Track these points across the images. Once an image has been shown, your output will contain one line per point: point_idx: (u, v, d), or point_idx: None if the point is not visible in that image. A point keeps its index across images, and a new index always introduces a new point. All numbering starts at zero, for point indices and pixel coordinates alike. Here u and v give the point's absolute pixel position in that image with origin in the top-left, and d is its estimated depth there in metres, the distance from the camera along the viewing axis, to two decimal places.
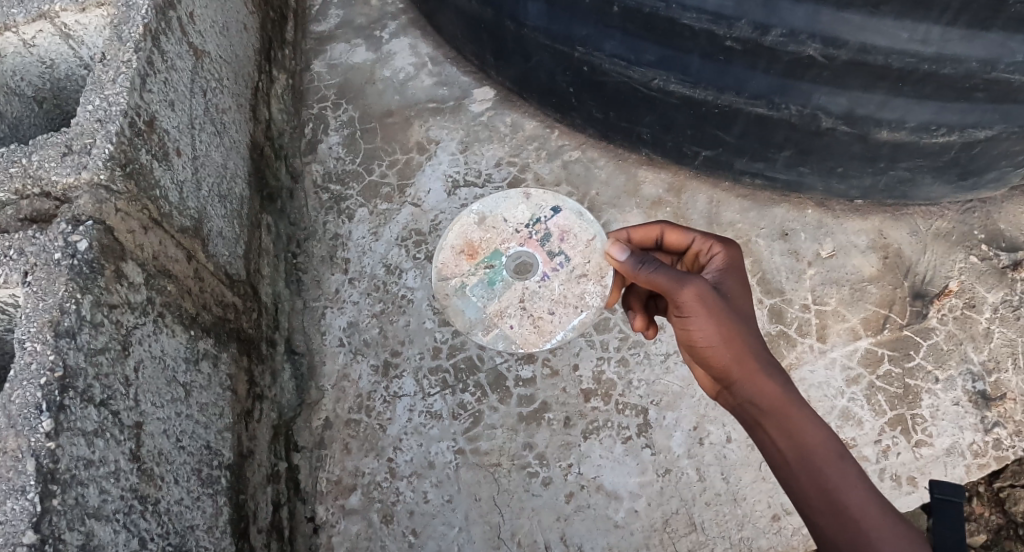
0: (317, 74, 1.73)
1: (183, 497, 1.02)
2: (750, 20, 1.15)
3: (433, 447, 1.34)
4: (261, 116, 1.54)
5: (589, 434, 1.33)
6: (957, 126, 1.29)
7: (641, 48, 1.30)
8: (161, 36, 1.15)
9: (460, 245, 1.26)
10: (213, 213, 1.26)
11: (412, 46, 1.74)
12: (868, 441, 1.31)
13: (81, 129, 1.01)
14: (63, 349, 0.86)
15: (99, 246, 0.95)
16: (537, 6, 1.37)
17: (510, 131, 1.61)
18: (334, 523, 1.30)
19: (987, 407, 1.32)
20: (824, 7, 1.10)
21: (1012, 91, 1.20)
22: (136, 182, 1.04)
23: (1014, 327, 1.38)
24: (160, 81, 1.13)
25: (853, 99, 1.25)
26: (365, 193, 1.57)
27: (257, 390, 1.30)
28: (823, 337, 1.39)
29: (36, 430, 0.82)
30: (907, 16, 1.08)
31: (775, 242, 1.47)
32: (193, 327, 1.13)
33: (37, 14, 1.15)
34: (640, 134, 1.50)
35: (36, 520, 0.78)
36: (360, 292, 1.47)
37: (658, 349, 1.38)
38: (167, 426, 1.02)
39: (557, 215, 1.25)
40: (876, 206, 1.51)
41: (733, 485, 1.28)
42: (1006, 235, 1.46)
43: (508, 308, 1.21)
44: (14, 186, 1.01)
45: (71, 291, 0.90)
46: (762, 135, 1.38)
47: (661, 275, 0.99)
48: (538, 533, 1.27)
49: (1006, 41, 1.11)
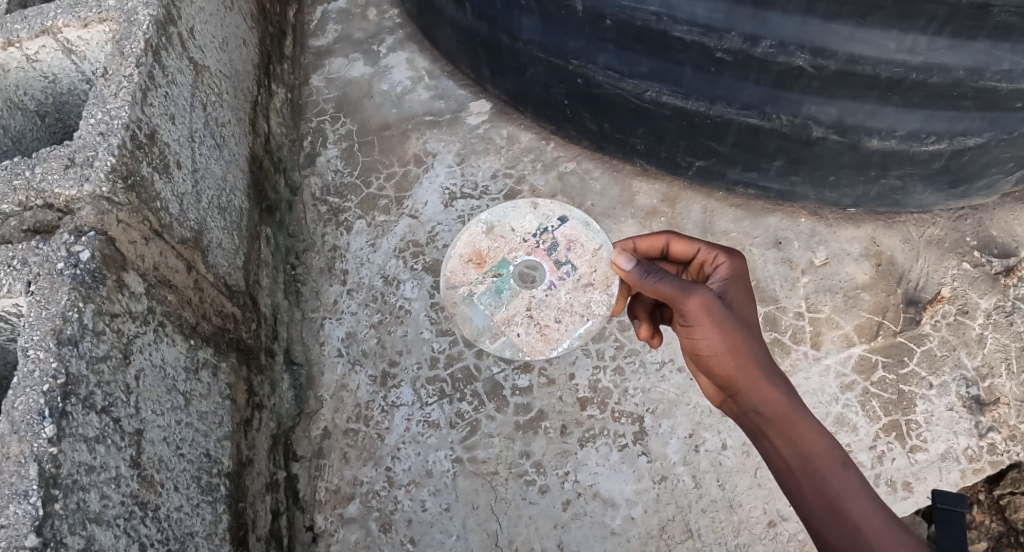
0: (315, 88, 1.76)
1: (183, 504, 1.03)
2: (739, 32, 1.18)
3: (431, 455, 1.34)
4: (260, 129, 1.57)
5: (585, 442, 1.34)
6: (947, 134, 1.31)
7: (634, 60, 1.32)
8: (162, 51, 1.18)
9: (469, 254, 1.27)
10: (213, 225, 1.28)
11: (409, 60, 1.77)
12: (863, 447, 1.32)
13: (83, 142, 1.04)
14: (66, 356, 0.88)
15: (101, 255, 0.97)
16: (531, 20, 1.40)
17: (506, 142, 1.63)
18: (333, 532, 1.30)
19: (982, 412, 1.33)
20: (811, 19, 1.12)
21: (1000, 99, 1.22)
22: (138, 193, 1.06)
23: (1007, 332, 1.39)
24: (161, 96, 1.16)
25: (843, 109, 1.27)
26: (363, 205, 1.59)
27: (256, 400, 1.31)
28: (817, 344, 1.40)
29: (38, 436, 0.83)
30: (893, 26, 1.11)
31: (769, 251, 1.49)
32: (193, 337, 1.14)
33: (40, 29, 1.18)
34: (634, 144, 1.52)
35: (39, 523, 0.79)
36: (358, 302, 1.48)
37: (654, 357, 1.39)
38: (167, 433, 1.03)
39: (565, 225, 1.26)
40: (868, 214, 1.53)
41: (729, 491, 1.29)
42: (999, 242, 1.48)
43: (514, 316, 1.23)
44: (17, 198, 1.03)
45: (73, 300, 0.91)
46: (753, 145, 1.41)
47: (666, 284, 1.00)
48: (536, 540, 1.27)
49: (991, 49, 1.13)
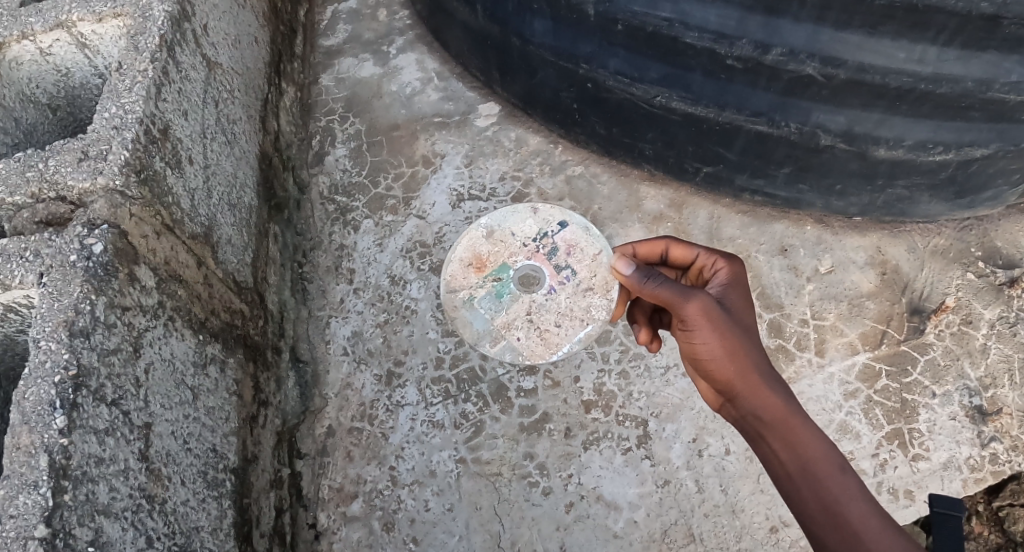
0: (324, 87, 1.77)
1: (189, 498, 1.03)
2: (750, 39, 1.19)
3: (435, 455, 1.35)
4: (270, 127, 1.57)
5: (589, 444, 1.34)
6: (954, 144, 1.31)
7: (645, 66, 1.33)
8: (176, 47, 1.18)
9: (469, 258, 1.28)
10: (223, 221, 1.29)
11: (418, 61, 1.78)
12: (866, 454, 1.32)
13: (97, 136, 1.04)
14: (78, 348, 0.88)
15: (113, 249, 0.98)
16: (543, 24, 1.40)
17: (514, 145, 1.64)
18: (335, 530, 1.30)
19: (984, 422, 1.33)
20: (822, 27, 1.13)
21: (1008, 110, 1.23)
22: (150, 188, 1.07)
23: (1011, 343, 1.39)
24: (174, 91, 1.16)
25: (852, 118, 1.28)
26: (371, 204, 1.59)
27: (262, 396, 1.32)
28: (821, 351, 1.41)
29: (49, 427, 0.83)
30: (904, 36, 1.12)
31: (775, 258, 1.49)
32: (202, 332, 1.15)
33: (55, 23, 1.18)
34: (642, 150, 1.53)
35: (48, 514, 0.80)
36: (364, 302, 1.49)
37: (658, 362, 1.40)
38: (175, 427, 1.03)
39: (565, 230, 1.27)
40: (874, 223, 1.53)
41: (731, 496, 1.29)
42: (1003, 253, 1.49)
43: (515, 319, 1.23)
44: (30, 190, 1.04)
45: (86, 292, 0.92)
46: (762, 152, 1.41)
47: (666, 289, 1.01)
48: (539, 542, 1.28)
49: (1000, 61, 1.14)
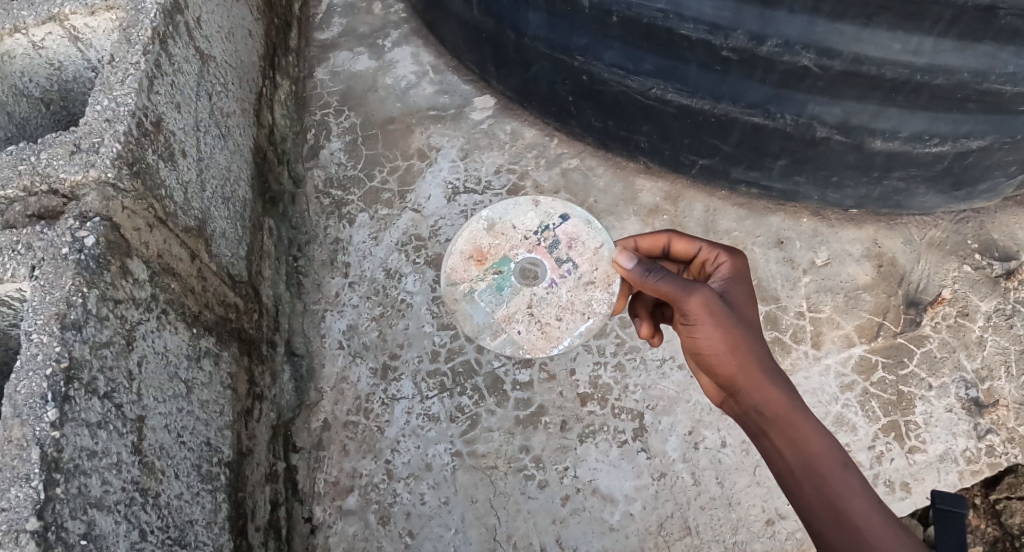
0: (319, 81, 1.76)
1: (183, 491, 1.03)
2: (745, 30, 1.18)
3: (431, 448, 1.35)
4: (265, 120, 1.57)
5: (585, 437, 1.34)
6: (951, 135, 1.31)
7: (640, 58, 1.33)
8: (169, 39, 1.18)
9: (469, 250, 1.26)
10: (216, 215, 1.28)
11: (414, 55, 1.77)
12: (862, 447, 1.32)
13: (89, 128, 1.04)
14: (69, 341, 0.88)
15: (105, 242, 0.97)
16: (538, 16, 1.39)
17: (510, 138, 1.63)
18: (332, 524, 1.30)
19: (980, 414, 1.34)
20: (817, 19, 1.12)
21: (1004, 102, 1.23)
22: (143, 180, 1.06)
23: (1007, 335, 1.39)
24: (167, 84, 1.16)
25: (847, 109, 1.28)
26: (366, 198, 1.59)
27: (257, 390, 1.31)
28: (818, 343, 1.40)
29: (41, 419, 0.83)
30: (899, 26, 1.11)
31: (771, 250, 1.49)
32: (196, 325, 1.14)
33: (47, 16, 1.17)
34: (638, 142, 1.52)
35: (39, 507, 0.79)
36: (360, 295, 1.48)
37: (654, 354, 1.39)
38: (169, 420, 1.03)
39: (565, 223, 1.25)
40: (870, 215, 1.53)
41: (728, 488, 1.29)
42: (999, 245, 1.48)
43: (515, 313, 1.22)
44: (22, 183, 1.03)
45: (77, 285, 0.91)
46: (757, 144, 1.41)
47: (667, 283, 1.00)
48: (534, 535, 1.27)
49: (997, 53, 1.13)
